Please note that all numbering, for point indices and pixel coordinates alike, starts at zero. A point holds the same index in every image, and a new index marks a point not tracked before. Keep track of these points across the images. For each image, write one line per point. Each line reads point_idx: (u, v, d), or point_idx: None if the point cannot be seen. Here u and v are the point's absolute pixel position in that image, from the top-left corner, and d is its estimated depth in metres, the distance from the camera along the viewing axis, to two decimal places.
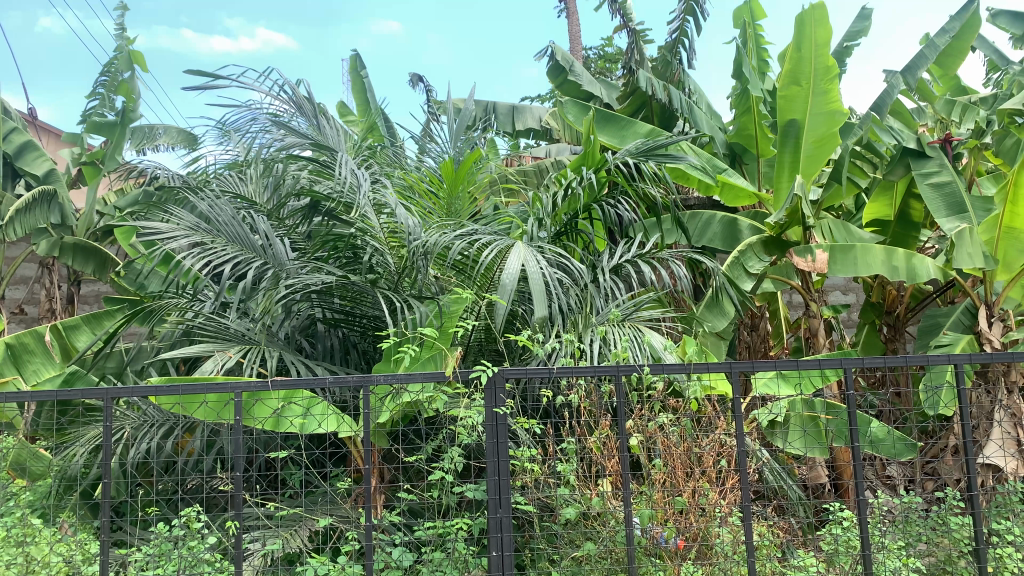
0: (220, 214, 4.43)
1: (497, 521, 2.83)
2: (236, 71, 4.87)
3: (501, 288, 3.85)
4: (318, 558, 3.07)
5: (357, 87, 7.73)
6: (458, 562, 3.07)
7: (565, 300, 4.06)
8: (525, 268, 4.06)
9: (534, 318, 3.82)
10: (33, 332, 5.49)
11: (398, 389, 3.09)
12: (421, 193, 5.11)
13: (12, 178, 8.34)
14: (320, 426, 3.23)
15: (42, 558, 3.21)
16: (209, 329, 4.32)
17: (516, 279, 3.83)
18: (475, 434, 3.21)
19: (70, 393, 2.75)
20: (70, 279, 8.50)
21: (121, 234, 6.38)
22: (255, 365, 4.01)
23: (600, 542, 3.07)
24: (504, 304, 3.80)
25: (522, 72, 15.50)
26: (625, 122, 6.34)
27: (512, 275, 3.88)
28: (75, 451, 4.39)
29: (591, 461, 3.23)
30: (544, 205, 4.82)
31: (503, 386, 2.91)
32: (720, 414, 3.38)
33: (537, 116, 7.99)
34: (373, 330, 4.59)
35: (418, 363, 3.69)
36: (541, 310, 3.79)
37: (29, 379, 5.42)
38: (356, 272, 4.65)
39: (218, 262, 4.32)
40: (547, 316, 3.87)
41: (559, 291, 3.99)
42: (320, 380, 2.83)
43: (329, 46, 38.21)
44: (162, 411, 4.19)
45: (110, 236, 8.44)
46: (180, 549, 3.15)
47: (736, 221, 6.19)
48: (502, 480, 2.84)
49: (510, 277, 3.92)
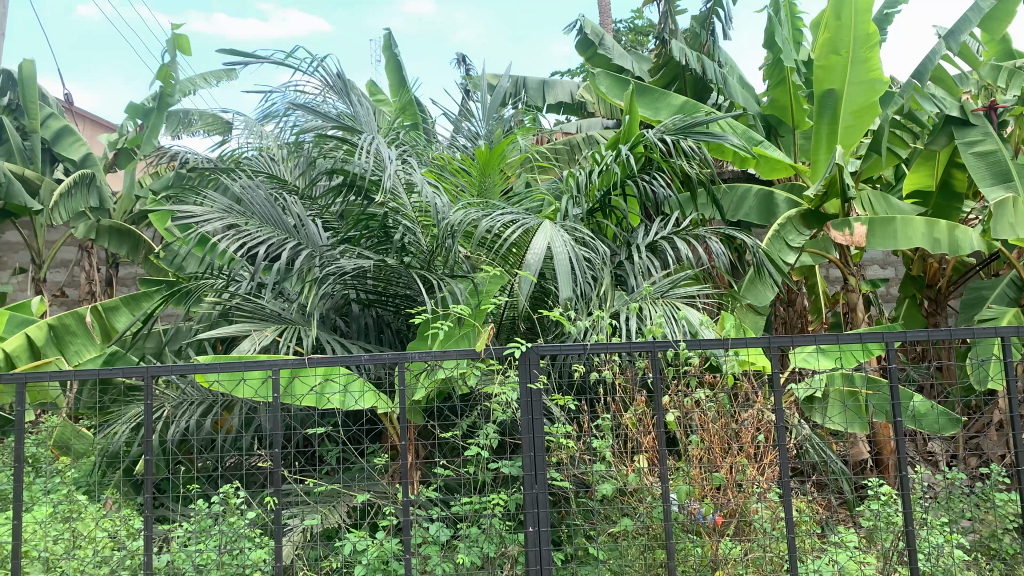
0: (254, 196, 4.45)
1: (534, 497, 2.84)
2: (267, 48, 4.80)
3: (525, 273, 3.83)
4: (357, 533, 3.14)
5: (390, 66, 7.73)
6: (493, 537, 3.09)
7: (584, 285, 3.96)
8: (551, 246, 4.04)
9: (561, 299, 3.77)
10: (75, 313, 5.44)
11: (432, 365, 3.08)
12: (456, 170, 5.07)
13: (51, 163, 8.90)
14: (359, 403, 3.26)
15: (88, 533, 3.35)
16: (244, 309, 4.38)
17: (541, 258, 3.86)
18: (510, 411, 3.18)
19: (103, 373, 2.78)
20: (108, 262, 8.68)
21: (157, 219, 6.40)
22: (291, 344, 4.04)
23: (636, 519, 3.05)
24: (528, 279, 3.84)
25: (554, 49, 15.34)
26: (658, 94, 6.23)
27: (537, 254, 3.89)
28: (117, 430, 4.47)
29: (627, 437, 3.21)
30: (575, 182, 4.78)
31: (537, 362, 2.90)
32: (757, 389, 3.32)
33: (568, 90, 7.89)
34: (405, 309, 4.59)
35: (451, 341, 3.70)
36: (567, 291, 3.76)
37: (71, 361, 5.39)
38: (388, 252, 4.63)
39: (253, 245, 4.34)
40: (572, 295, 3.82)
41: (584, 270, 3.97)
42: (357, 359, 2.84)
43: (357, 27, 38.16)
44: (201, 390, 4.25)
45: (145, 219, 8.57)
46: (222, 525, 3.23)
47: (772, 194, 6.08)
48: (537, 456, 2.83)
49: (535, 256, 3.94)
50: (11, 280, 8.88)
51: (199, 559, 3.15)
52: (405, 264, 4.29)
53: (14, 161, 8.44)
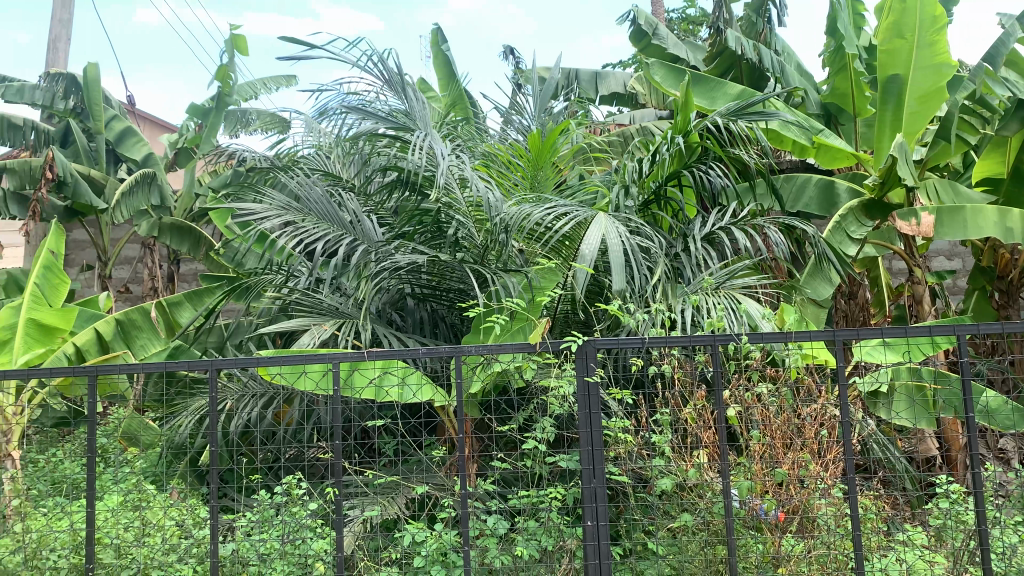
0: (311, 192, 4.50)
1: (592, 492, 2.82)
2: (326, 41, 4.85)
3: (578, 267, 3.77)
4: (416, 525, 3.17)
5: (439, 61, 7.77)
6: (552, 531, 3.08)
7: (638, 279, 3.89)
8: (606, 238, 4.00)
9: (615, 290, 3.72)
10: (140, 308, 5.55)
11: (489, 358, 3.08)
12: (509, 164, 5.07)
13: (115, 162, 9.21)
14: (416, 395, 3.29)
15: (157, 522, 3.46)
16: (303, 304, 4.45)
17: (595, 250, 3.79)
18: (567, 405, 3.16)
19: (169, 366, 2.84)
20: (170, 259, 8.92)
21: (218, 216, 6.52)
22: (349, 338, 4.09)
23: (696, 514, 3.02)
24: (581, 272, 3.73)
25: (604, 40, 15.24)
26: (715, 83, 6.13)
27: (591, 245, 3.82)
28: (182, 421, 4.59)
29: (686, 432, 3.17)
30: (630, 173, 4.74)
31: (593, 355, 2.89)
32: (821, 383, 3.25)
33: (621, 81, 7.83)
34: (460, 303, 4.60)
35: (507, 335, 3.70)
36: (620, 283, 3.75)
37: (137, 355, 5.50)
38: (442, 247, 4.65)
39: (310, 241, 4.40)
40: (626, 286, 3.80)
41: (638, 262, 3.93)
42: (416, 353, 2.85)
43: (408, 24, 38.45)
44: (262, 383, 4.33)
45: (205, 217, 8.77)
46: (284, 515, 3.30)
47: (833, 183, 5.94)
48: (596, 450, 2.81)
49: (590, 248, 3.88)
50: (79, 276, 9.18)
51: (263, 549, 3.23)
52: (459, 259, 4.30)
53: (80, 161, 8.70)
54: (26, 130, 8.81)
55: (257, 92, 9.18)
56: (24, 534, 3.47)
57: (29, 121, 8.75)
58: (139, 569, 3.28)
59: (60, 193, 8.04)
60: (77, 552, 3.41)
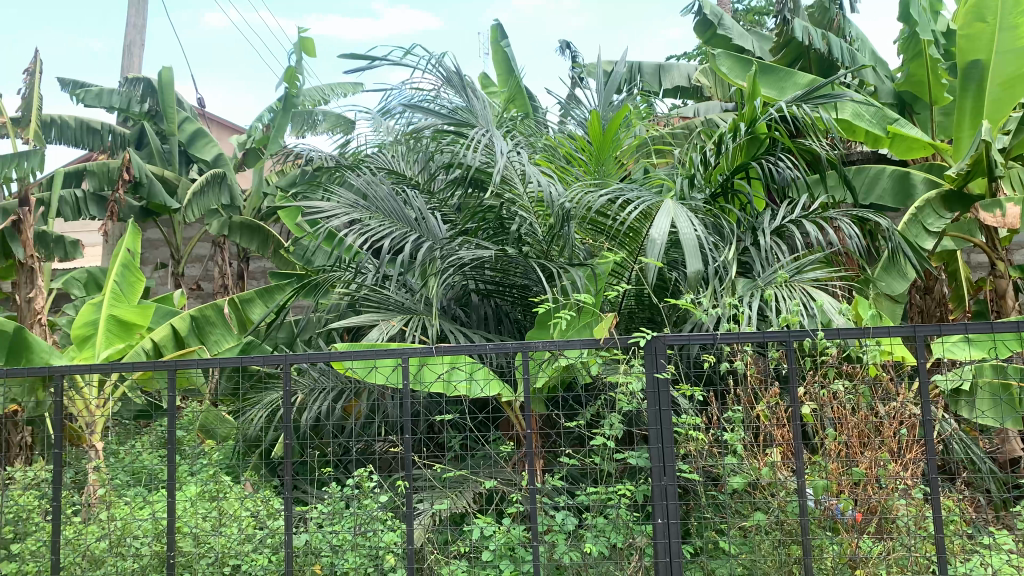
0: (376, 190, 4.56)
1: (662, 489, 2.79)
2: (385, 50, 4.95)
3: (651, 251, 3.69)
4: (484, 520, 3.19)
5: (498, 57, 7.78)
6: (621, 528, 3.06)
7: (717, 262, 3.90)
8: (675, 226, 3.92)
9: (689, 275, 3.67)
10: (214, 304, 5.70)
11: (555, 354, 3.07)
12: (572, 158, 5.06)
13: (188, 163, 9.50)
14: (483, 391, 3.29)
15: (233, 512, 3.56)
16: (371, 301, 4.51)
17: (665, 238, 3.71)
18: (636, 401, 3.14)
19: (241, 361, 2.92)
20: (240, 256, 9.15)
21: (287, 216, 6.63)
22: (416, 333, 4.13)
23: (769, 514, 2.96)
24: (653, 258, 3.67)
25: (666, 33, 15.04)
26: (783, 73, 6.01)
27: (661, 231, 3.76)
28: (255, 414, 4.71)
29: (758, 430, 3.11)
30: (695, 165, 4.68)
31: (665, 351, 2.85)
32: (900, 381, 3.14)
33: (685, 73, 7.74)
34: (524, 298, 4.60)
35: (574, 330, 3.68)
36: (694, 266, 3.66)
37: (211, 349, 5.65)
38: (505, 242, 4.66)
39: (376, 238, 4.46)
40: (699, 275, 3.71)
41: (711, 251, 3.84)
42: (483, 348, 2.86)
43: (468, 22, 38.62)
44: (331, 377, 4.40)
45: (273, 215, 8.98)
46: (355, 507, 3.36)
47: (908, 174, 5.76)
48: (666, 447, 2.78)
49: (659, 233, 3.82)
50: (154, 274, 9.52)
51: (334, 540, 3.30)
52: (524, 253, 4.30)
53: (154, 163, 9.00)
54: (104, 134, 9.15)
55: (326, 95, 9.39)
56: (110, 521, 3.63)
57: (106, 125, 9.09)
58: (217, 557, 3.40)
59: (136, 194, 8.33)
60: (159, 539, 3.56)
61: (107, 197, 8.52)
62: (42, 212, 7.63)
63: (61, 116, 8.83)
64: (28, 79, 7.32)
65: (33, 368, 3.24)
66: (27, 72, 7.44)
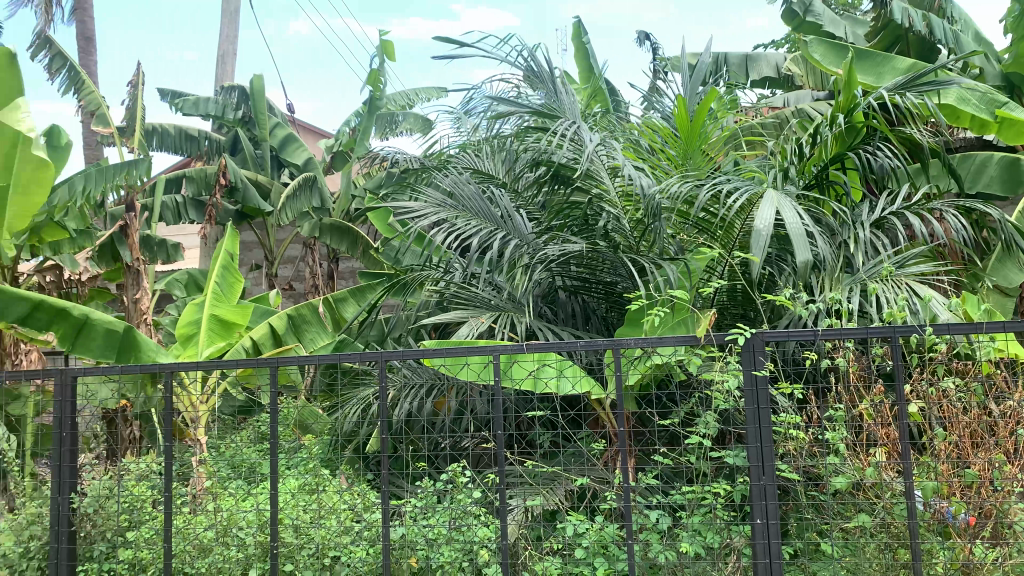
0: (464, 189, 4.61)
1: (761, 489, 2.73)
2: (479, 38, 5.01)
3: (755, 241, 3.51)
4: (577, 517, 3.20)
5: (579, 53, 7.65)
6: (717, 528, 3.02)
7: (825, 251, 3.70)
8: (779, 217, 3.76)
9: (797, 265, 3.47)
10: (309, 304, 5.95)
11: (648, 351, 3.03)
12: (661, 150, 4.99)
13: (279, 167, 9.80)
14: (575, 388, 3.29)
15: (333, 504, 3.68)
16: (460, 297, 4.56)
17: (771, 228, 3.53)
18: (732, 400, 3.08)
19: (335, 359, 3.01)
20: (330, 257, 9.41)
21: (376, 218, 6.72)
22: (506, 331, 4.16)
23: (874, 515, 2.87)
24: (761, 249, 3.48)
25: (753, 24, 14.70)
26: (881, 58, 5.78)
27: (766, 221, 3.61)
28: (348, 410, 4.84)
29: (862, 429, 3.00)
30: (788, 156, 4.53)
31: (762, 348, 2.79)
32: (1016, 379, 2.98)
33: (774, 63, 7.54)
34: (612, 295, 4.57)
35: (667, 328, 3.64)
36: (804, 256, 3.45)
37: (307, 347, 5.88)
38: (593, 238, 4.64)
39: (465, 236, 4.50)
40: (809, 264, 3.55)
41: (821, 242, 3.68)
42: (573, 346, 2.86)
43: (547, 20, 38.59)
44: (421, 373, 4.48)
45: (361, 216, 9.19)
46: (449, 502, 3.42)
47: (1019, 161, 5.46)
48: (764, 446, 2.72)
49: (763, 225, 3.66)
50: (249, 275, 9.88)
51: (430, 534, 3.37)
52: (614, 249, 4.27)
53: (248, 168, 9.33)
54: (201, 141, 9.54)
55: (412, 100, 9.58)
56: (218, 512, 3.80)
57: (203, 132, 9.47)
58: (318, 548, 3.51)
59: (232, 199, 8.66)
60: (263, 531, 3.69)
61: (205, 201, 8.87)
62: (145, 217, 8.02)
63: (161, 125, 9.24)
64: (131, 91, 7.70)
65: (139, 366, 3.45)
66: (130, 84, 7.83)
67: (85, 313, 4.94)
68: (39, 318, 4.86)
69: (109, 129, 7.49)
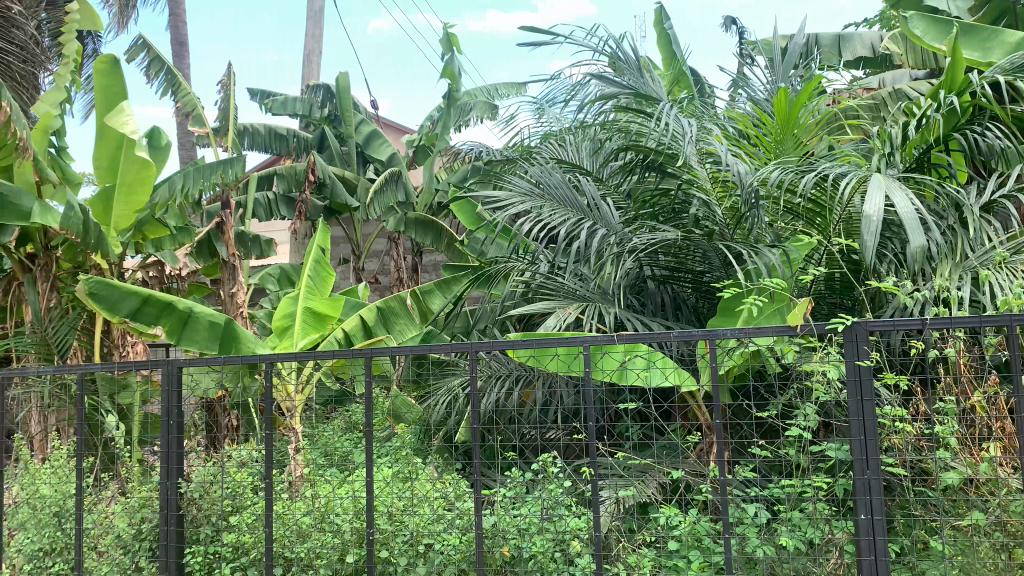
0: (552, 178, 4.58)
1: (865, 483, 2.62)
2: (567, 29, 5.08)
3: (866, 227, 3.42)
4: (671, 509, 3.15)
5: (662, 40, 7.46)
6: (818, 523, 2.93)
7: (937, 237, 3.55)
8: (889, 202, 3.63)
9: (910, 250, 3.35)
10: (398, 297, 6.06)
11: (743, 342, 2.95)
12: (754, 135, 4.85)
13: (364, 163, 10.00)
14: (667, 379, 3.23)
15: (425, 493, 3.74)
16: (547, 288, 4.54)
17: (882, 213, 3.42)
18: (833, 392, 2.97)
19: (426, 350, 3.05)
20: (415, 250, 9.55)
21: (458, 210, 6.78)
22: (594, 322, 4.13)
23: (989, 514, 2.73)
24: (869, 237, 3.37)
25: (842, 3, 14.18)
26: (988, 33, 5.47)
27: (876, 207, 3.49)
28: (436, 402, 4.90)
29: (974, 422, 2.86)
30: (891, 138, 4.35)
31: (865, 338, 2.67)
32: None
33: (870, 43, 7.28)
34: (703, 284, 4.49)
35: (762, 318, 3.54)
36: (918, 241, 3.33)
37: (396, 338, 5.99)
38: (683, 226, 4.57)
39: (553, 226, 4.48)
40: (922, 250, 3.42)
41: (935, 228, 3.54)
42: (665, 336, 2.80)
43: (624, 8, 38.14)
44: (508, 365, 4.50)
45: (444, 210, 9.30)
46: (541, 492, 3.43)
47: None
48: (869, 440, 2.61)
49: (872, 210, 3.54)
50: (336, 269, 10.13)
51: (522, 524, 3.38)
52: (707, 238, 4.19)
53: (334, 165, 9.55)
54: (290, 139, 9.82)
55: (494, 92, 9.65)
56: (315, 498, 3.91)
57: (291, 131, 9.75)
58: (412, 535, 3.57)
59: (320, 195, 8.89)
60: (359, 517, 3.79)
61: (294, 198, 9.12)
62: (239, 214, 8.31)
63: (252, 125, 9.54)
64: (225, 93, 7.98)
65: (241, 356, 3.57)
66: (224, 86, 8.11)
67: (188, 306, 5.16)
68: (148, 311, 5.14)
69: (205, 130, 7.78)
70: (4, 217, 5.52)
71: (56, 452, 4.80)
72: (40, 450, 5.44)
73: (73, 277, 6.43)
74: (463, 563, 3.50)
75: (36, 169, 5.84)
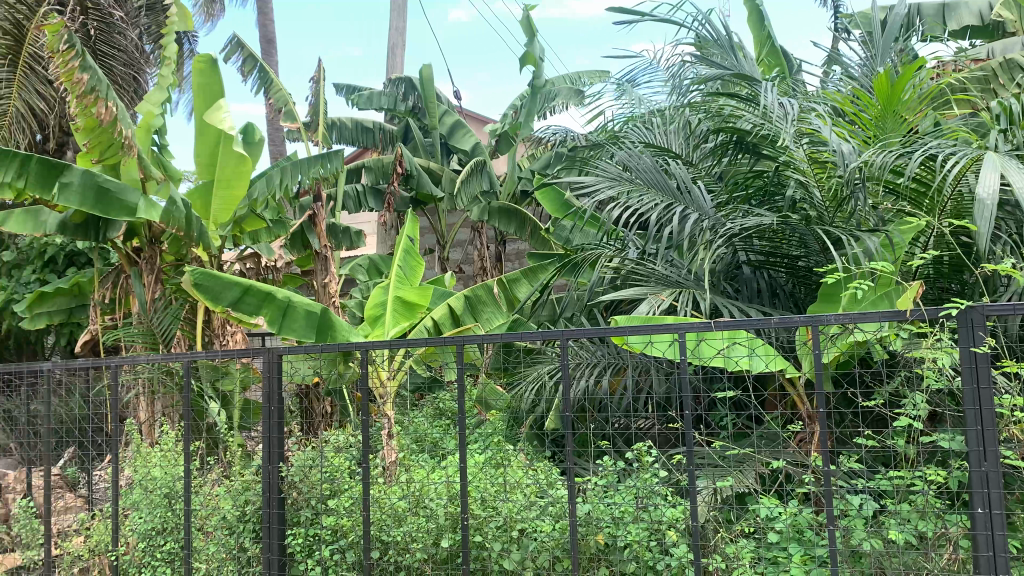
0: (641, 161, 4.51)
1: (982, 476, 2.48)
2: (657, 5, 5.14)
3: (979, 213, 3.26)
4: (770, 500, 3.08)
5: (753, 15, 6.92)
6: (928, 517, 2.80)
7: None
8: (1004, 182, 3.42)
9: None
10: (485, 285, 6.09)
11: (847, 327, 2.83)
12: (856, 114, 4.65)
13: (448, 154, 10.09)
14: (766, 367, 3.15)
15: (518, 480, 3.76)
16: (638, 274, 4.48)
17: (998, 195, 3.24)
18: (945, 380, 2.83)
19: (515, 338, 3.08)
20: (498, 239, 9.59)
21: (543, 198, 6.76)
22: (687, 309, 4.05)
23: None
24: (986, 225, 3.21)
25: None
26: None
27: (991, 189, 3.30)
28: (525, 390, 4.91)
29: None
30: (1005, 112, 4.10)
31: (982, 323, 2.53)
32: None
33: (977, 12, 6.90)
34: (801, 270, 4.36)
35: (866, 304, 3.41)
36: None
37: (484, 326, 6.03)
38: (779, 210, 4.44)
39: (643, 210, 4.42)
40: None
41: None
42: (766, 324, 2.70)
43: None
44: (597, 352, 4.47)
45: (528, 198, 9.30)
46: (635, 481, 3.40)
47: None
48: (986, 430, 2.47)
49: (986, 193, 3.35)
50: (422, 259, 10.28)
51: (616, 512, 3.36)
52: (806, 222, 4.05)
53: (419, 156, 9.67)
54: (375, 132, 9.99)
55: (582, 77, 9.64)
56: (410, 484, 3.98)
57: (377, 124, 9.93)
58: (506, 521, 3.61)
59: (406, 186, 9.01)
60: (453, 502, 3.85)
61: (382, 190, 9.29)
62: (330, 207, 8.51)
63: (339, 119, 9.74)
64: (314, 88, 8.18)
65: (337, 345, 3.67)
66: (313, 81, 8.31)
67: (286, 297, 5.33)
68: (249, 301, 5.34)
69: (296, 125, 7.99)
70: (113, 212, 5.80)
71: (165, 437, 5.02)
72: (149, 435, 5.69)
73: (176, 269, 6.70)
74: (557, 550, 3.51)
75: (141, 167, 6.09)
